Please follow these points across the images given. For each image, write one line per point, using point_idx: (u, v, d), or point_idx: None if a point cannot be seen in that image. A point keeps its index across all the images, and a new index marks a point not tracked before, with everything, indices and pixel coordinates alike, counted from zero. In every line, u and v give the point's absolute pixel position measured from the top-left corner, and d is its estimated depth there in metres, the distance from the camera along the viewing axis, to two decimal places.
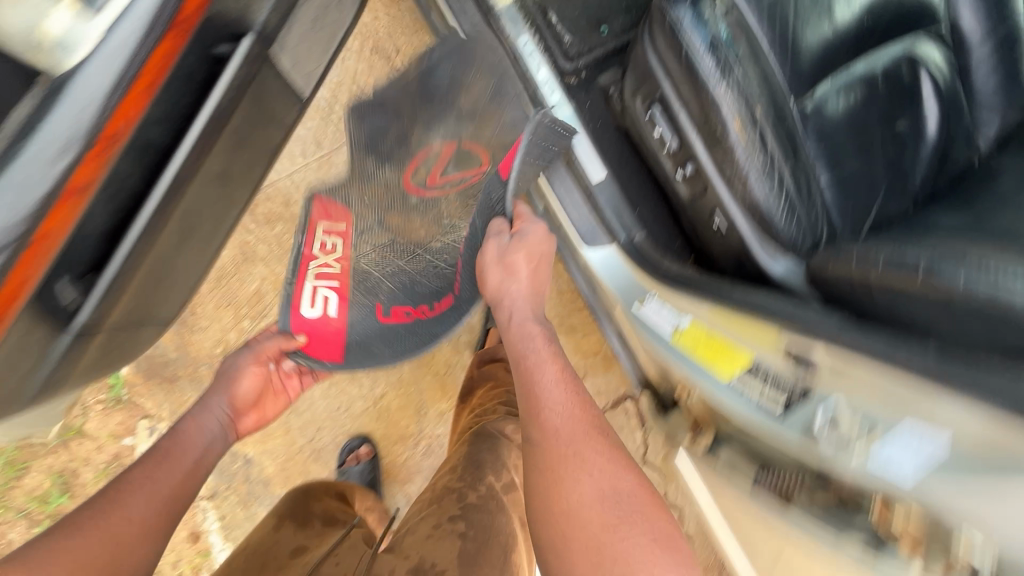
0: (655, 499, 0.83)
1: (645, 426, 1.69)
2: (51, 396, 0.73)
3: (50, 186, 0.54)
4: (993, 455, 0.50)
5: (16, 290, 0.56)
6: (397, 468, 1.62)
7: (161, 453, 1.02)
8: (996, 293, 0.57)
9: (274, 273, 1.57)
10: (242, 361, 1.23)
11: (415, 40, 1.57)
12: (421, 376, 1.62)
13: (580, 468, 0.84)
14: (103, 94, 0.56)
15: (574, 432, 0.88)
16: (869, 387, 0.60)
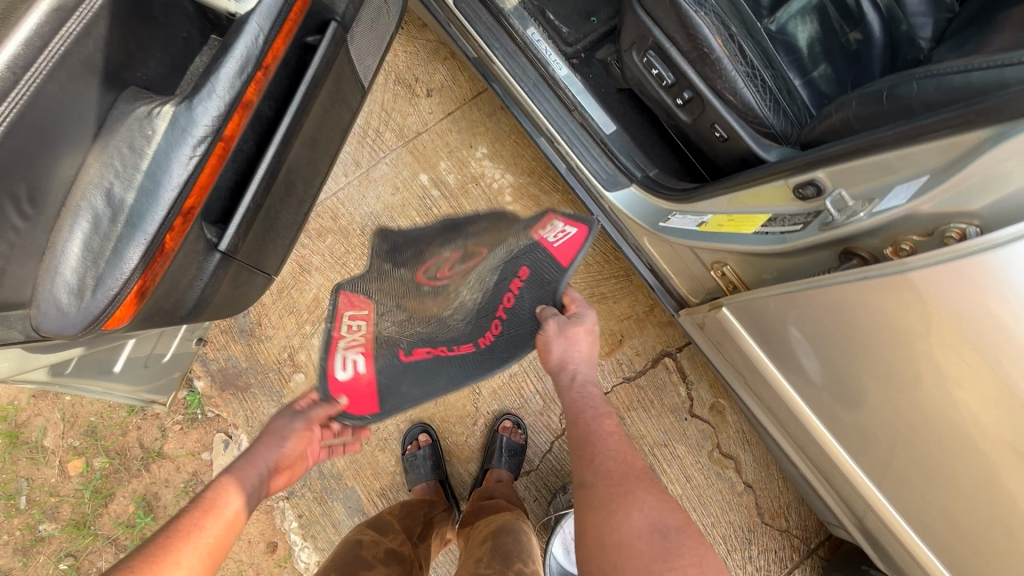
0: (701, 539, 0.89)
1: (687, 380, 1.79)
2: (195, 322, 0.88)
3: (227, 97, 0.65)
4: (952, 164, 0.72)
5: (203, 186, 0.67)
6: (460, 449, 1.72)
7: (218, 517, 0.88)
8: (937, 83, 0.75)
9: (330, 280, 1.73)
10: (297, 425, 1.08)
11: (432, 69, 1.83)
12: None
13: (632, 507, 0.90)
14: (267, 24, 0.68)
15: (628, 478, 0.95)
16: (856, 175, 0.81)
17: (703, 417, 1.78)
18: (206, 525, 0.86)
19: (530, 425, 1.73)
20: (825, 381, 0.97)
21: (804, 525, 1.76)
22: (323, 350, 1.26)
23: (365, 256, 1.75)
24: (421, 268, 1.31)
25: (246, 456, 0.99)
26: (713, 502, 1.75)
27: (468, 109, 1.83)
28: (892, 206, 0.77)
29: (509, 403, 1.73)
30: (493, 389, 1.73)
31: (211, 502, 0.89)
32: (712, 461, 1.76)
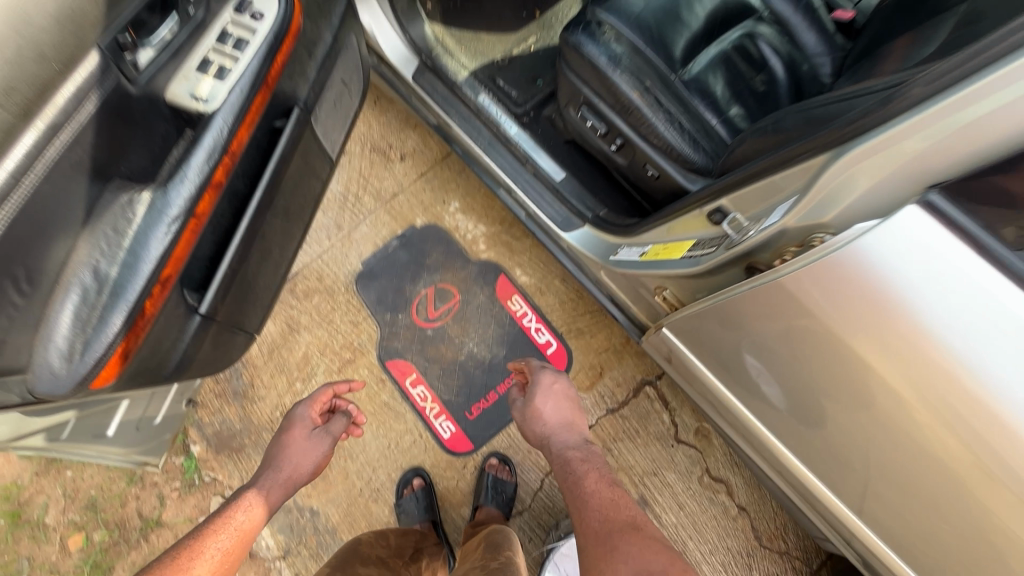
0: None
1: (669, 406, 1.83)
2: (181, 380, 0.97)
3: (194, 182, 0.77)
4: (807, 182, 0.83)
5: (177, 262, 0.78)
6: (452, 494, 1.74)
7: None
8: (811, 119, 0.88)
9: (318, 337, 1.82)
10: (296, 420, 1.25)
11: (403, 135, 2.00)
12: (457, 402, 1.80)
13: (624, 556, 0.85)
14: (228, 120, 0.80)
15: (619, 522, 0.93)
16: (746, 198, 0.94)
17: (689, 442, 1.81)
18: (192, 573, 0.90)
19: (519, 464, 1.76)
20: (779, 389, 1.04)
21: (803, 545, 1.74)
22: (409, 407, 1.78)
23: (350, 312, 1.85)
24: (415, 312, 1.86)
25: (264, 473, 1.15)
26: (708, 528, 1.74)
27: (440, 169, 1.98)
28: (770, 222, 0.87)
29: (497, 444, 1.78)
30: (480, 430, 1.78)
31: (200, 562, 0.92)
32: (703, 486, 1.77)
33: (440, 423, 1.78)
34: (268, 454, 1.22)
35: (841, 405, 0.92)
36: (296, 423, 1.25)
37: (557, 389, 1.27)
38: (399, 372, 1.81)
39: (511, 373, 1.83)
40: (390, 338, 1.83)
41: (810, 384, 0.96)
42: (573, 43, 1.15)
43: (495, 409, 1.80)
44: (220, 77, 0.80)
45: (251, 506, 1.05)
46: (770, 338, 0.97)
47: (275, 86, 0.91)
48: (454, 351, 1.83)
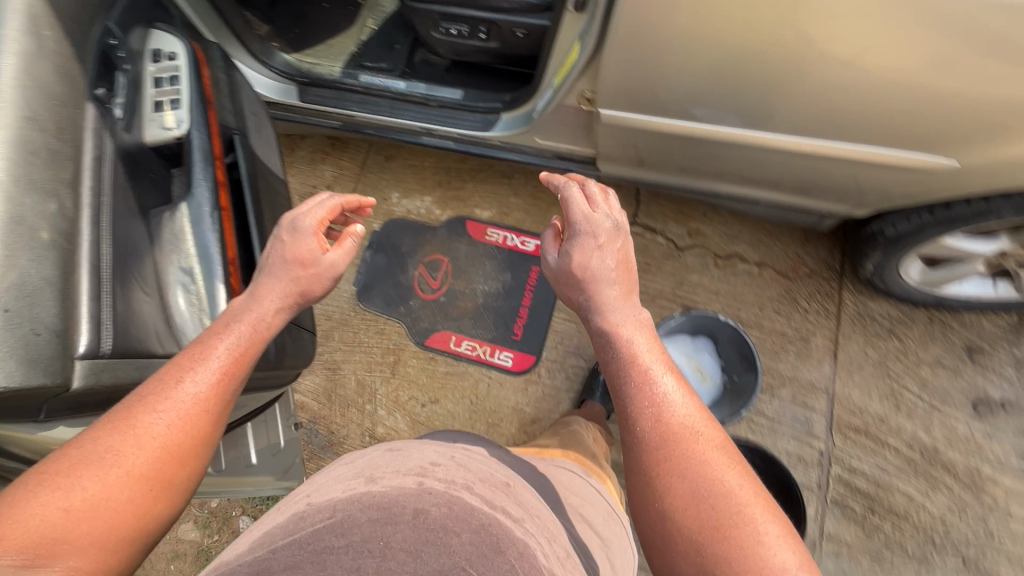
0: (731, 513, 0.77)
1: (657, 230, 2.06)
2: (286, 366, 1.18)
3: (205, 177, 1.11)
4: None
5: (229, 235, 1.11)
6: (545, 402, 1.89)
7: (237, 312, 1.00)
8: None
9: (360, 360, 1.95)
10: (302, 233, 1.06)
11: (320, 173, 2.18)
12: (500, 333, 1.95)
13: (686, 473, 0.81)
14: (200, 129, 1.13)
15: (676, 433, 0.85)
16: None
17: (691, 245, 2.03)
18: (233, 330, 0.96)
19: (579, 346, 1.93)
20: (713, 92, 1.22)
21: (821, 257, 1.98)
22: (466, 363, 1.93)
23: (372, 326, 1.99)
24: (420, 291, 2.01)
25: (262, 287, 1.03)
26: (747, 294, 1.97)
27: (366, 178, 2.16)
28: None
29: (553, 342, 1.94)
30: (533, 341, 1.94)
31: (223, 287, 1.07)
32: (722, 267, 2.00)
33: (499, 357, 1.93)
34: (270, 251, 1.07)
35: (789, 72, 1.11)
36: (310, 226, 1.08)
37: (608, 241, 1.00)
38: (441, 343, 1.95)
39: (526, 286, 2.01)
40: (416, 323, 1.98)
41: (762, 76, 1.14)
42: None
43: (534, 319, 1.96)
44: (176, 106, 1.13)
45: (285, 295, 1.03)
46: (690, 46, 1.13)
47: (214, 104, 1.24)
48: (472, 299, 2.00)
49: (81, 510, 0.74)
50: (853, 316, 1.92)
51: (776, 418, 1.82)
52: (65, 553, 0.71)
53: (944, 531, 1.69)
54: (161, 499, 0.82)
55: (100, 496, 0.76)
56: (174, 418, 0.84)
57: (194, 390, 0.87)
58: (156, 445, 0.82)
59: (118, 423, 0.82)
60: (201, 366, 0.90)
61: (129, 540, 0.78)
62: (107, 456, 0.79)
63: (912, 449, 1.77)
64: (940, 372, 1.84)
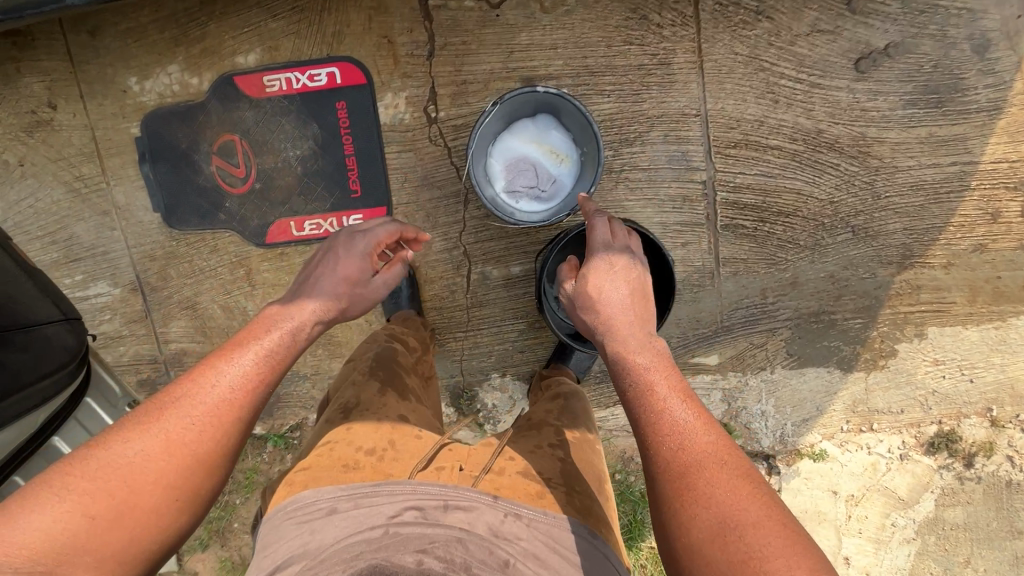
0: (785, 533, 0.77)
1: None
2: None
3: None
4: None
5: None
6: (417, 248, 1.72)
7: (283, 317, 1.10)
8: None
9: (212, 287, 1.75)
10: (362, 241, 1.26)
11: (26, 88, 1.65)
12: (338, 197, 1.69)
13: (716, 499, 0.81)
14: None
15: (697, 450, 0.86)
16: None
17: None
18: (274, 333, 1.06)
19: (427, 176, 1.68)
20: None
21: None
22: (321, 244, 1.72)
23: (202, 247, 1.72)
24: (229, 188, 1.69)
25: (314, 291, 1.17)
26: (588, 34, 1.60)
27: (85, 71, 1.64)
28: None
29: (399, 183, 1.69)
30: (377, 190, 1.69)
31: None
32: (551, 10, 1.60)
33: (349, 222, 1.70)
34: (329, 261, 1.22)
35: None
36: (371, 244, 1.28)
37: (623, 267, 1.10)
38: (282, 233, 1.71)
39: (341, 131, 1.66)
40: (245, 224, 1.71)
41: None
42: None
43: (367, 166, 1.68)
44: None
45: (334, 291, 1.18)
46: None
47: None
48: (291, 172, 1.69)
49: (104, 495, 0.84)
50: (714, 10, 1.58)
51: (652, 167, 1.65)
52: (71, 564, 0.79)
53: (833, 211, 1.66)
54: (168, 517, 0.88)
55: (121, 503, 0.84)
56: (202, 412, 0.92)
57: (230, 388, 0.96)
58: (188, 440, 0.90)
59: (151, 420, 0.90)
60: (234, 363, 0.99)
61: (149, 525, 0.86)
62: (142, 452, 0.87)
63: (795, 140, 1.63)
64: (818, 40, 1.58)
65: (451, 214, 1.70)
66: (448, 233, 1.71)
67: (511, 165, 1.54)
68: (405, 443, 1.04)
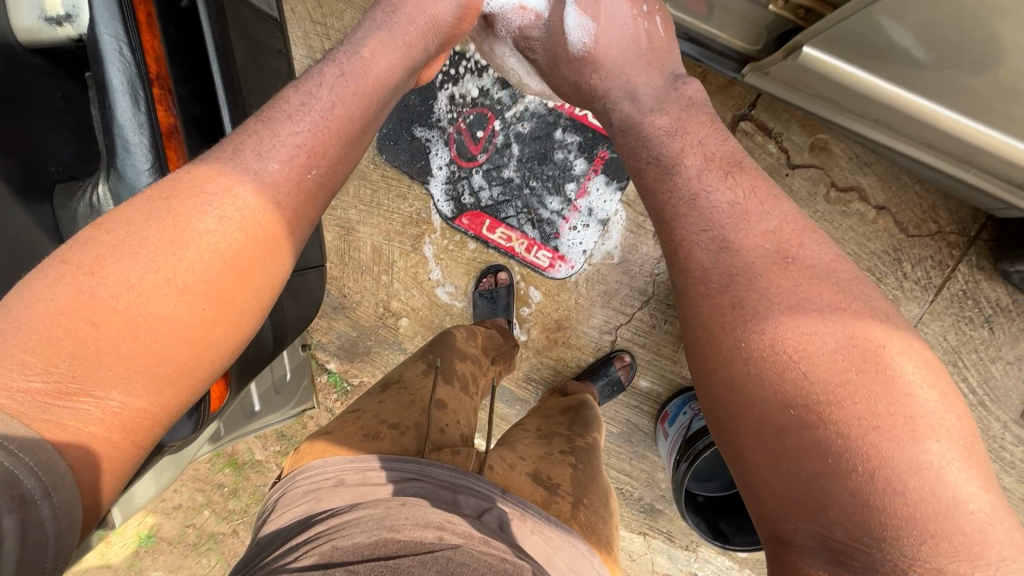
0: (854, 377, 0.71)
1: (773, 134, 1.57)
2: None
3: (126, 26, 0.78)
4: None
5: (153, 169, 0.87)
6: (575, 313, 1.72)
7: (295, 100, 0.89)
8: None
9: (377, 225, 1.69)
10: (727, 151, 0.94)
11: None
12: (542, 225, 1.67)
13: (763, 335, 0.76)
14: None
15: (807, 406, 0.71)
16: None
17: (806, 163, 1.58)
18: (322, 84, 0.92)
19: (630, 260, 1.67)
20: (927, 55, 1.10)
21: (957, 216, 1.58)
22: (502, 256, 1.70)
23: (394, 186, 1.67)
24: (456, 157, 1.64)
25: (399, 10, 1.05)
26: (845, 241, 1.62)
27: None
28: None
29: (601, 251, 1.67)
30: (581, 244, 1.67)
31: (199, 183, 0.79)
32: (832, 203, 1.60)
33: (535, 254, 1.69)
34: None
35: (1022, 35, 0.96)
36: (557, 48, 1.24)
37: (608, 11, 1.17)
38: (473, 225, 1.68)
39: (587, 175, 1.63)
40: (449, 194, 1.66)
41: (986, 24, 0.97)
42: None
43: (585, 216, 1.66)
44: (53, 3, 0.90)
45: (670, 126, 0.99)
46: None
47: None
48: (518, 179, 1.64)
49: (150, 347, 0.71)
50: (955, 295, 1.62)
51: None
52: (106, 380, 0.69)
53: None
54: (186, 340, 0.74)
55: (138, 310, 0.71)
56: (161, 270, 0.73)
57: (216, 228, 0.76)
58: (182, 283, 0.73)
59: (170, 210, 0.76)
60: (283, 133, 0.85)
61: (177, 366, 0.73)
62: (113, 319, 0.70)
63: None
64: (1013, 370, 1.65)
65: (625, 304, 1.70)
66: (611, 317, 1.71)
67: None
68: (172, 343, 0.73)
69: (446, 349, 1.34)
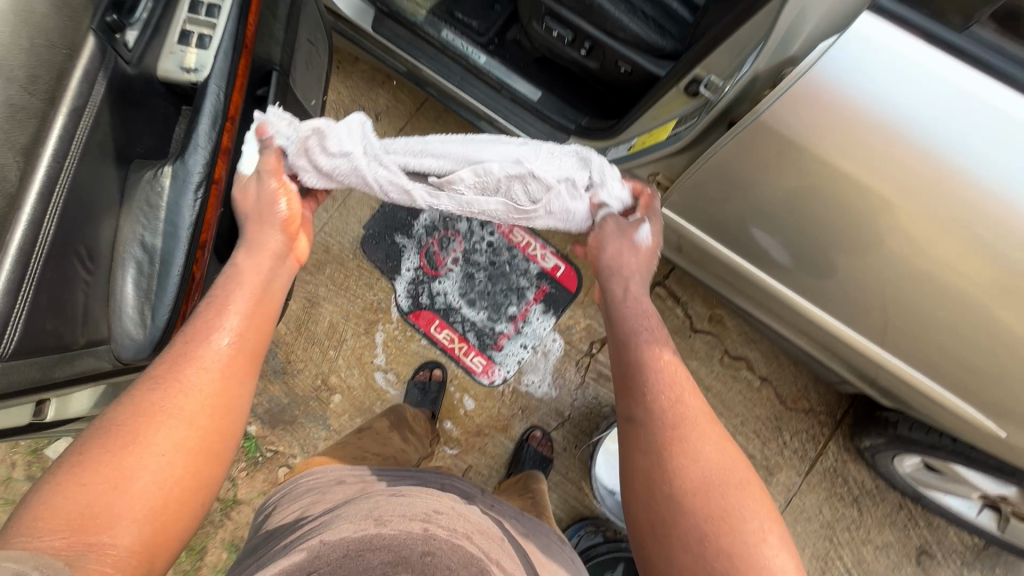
0: (704, 440, 1.01)
1: (681, 301, 1.94)
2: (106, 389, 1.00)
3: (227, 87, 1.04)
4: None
5: None
6: (496, 421, 1.86)
7: (219, 295, 0.98)
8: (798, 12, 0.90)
9: (340, 305, 1.91)
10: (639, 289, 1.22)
11: (373, 95, 1.98)
12: (483, 335, 1.91)
13: (645, 411, 1.05)
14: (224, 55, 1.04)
15: (674, 455, 0.99)
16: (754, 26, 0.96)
17: (705, 330, 1.92)
18: (239, 286, 1.00)
19: (552, 381, 1.89)
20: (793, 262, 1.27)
21: (826, 399, 1.88)
22: (443, 355, 1.90)
23: (365, 276, 1.93)
24: (424, 264, 1.95)
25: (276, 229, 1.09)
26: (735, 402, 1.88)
27: (416, 120, 1.97)
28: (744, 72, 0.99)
29: (529, 367, 1.89)
30: (514, 358, 1.90)
31: (165, 370, 0.87)
32: (725, 367, 1.90)
33: (471, 358, 1.90)
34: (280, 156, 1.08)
35: (860, 253, 1.11)
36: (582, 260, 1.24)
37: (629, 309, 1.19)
38: (424, 322, 1.91)
39: (529, 301, 1.93)
40: (409, 292, 1.92)
41: (832, 239, 1.13)
42: None
43: (521, 334, 1.91)
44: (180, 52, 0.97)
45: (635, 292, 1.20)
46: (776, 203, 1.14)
47: (254, 51, 1.00)
48: (471, 293, 1.93)
49: (145, 515, 0.77)
50: (827, 470, 1.83)
51: None
52: (108, 529, 0.73)
53: None
54: (175, 486, 0.80)
55: (134, 484, 0.77)
56: (136, 446, 0.80)
57: (176, 401, 0.85)
58: (151, 448, 0.80)
59: (133, 402, 0.83)
60: (214, 320, 0.94)
61: (175, 511, 0.80)
62: (94, 493, 0.74)
63: None
64: (881, 556, 1.79)
65: (542, 421, 1.86)
66: (528, 431, 1.85)
67: (401, 180, 1.10)
68: (165, 493, 0.79)
69: (402, 417, 1.61)
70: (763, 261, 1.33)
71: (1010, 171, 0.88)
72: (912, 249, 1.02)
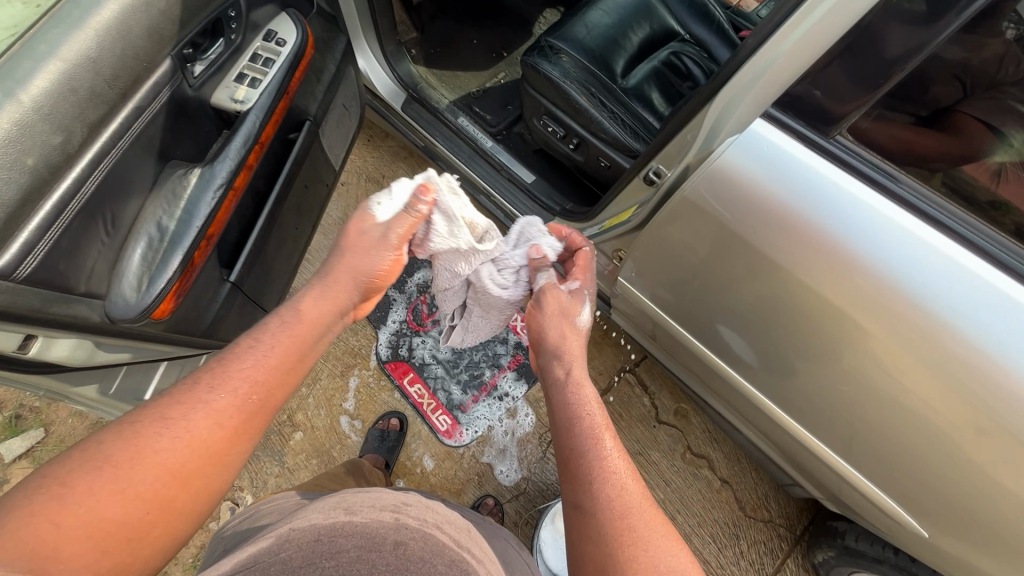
0: (648, 521, 0.86)
1: (649, 391, 2.00)
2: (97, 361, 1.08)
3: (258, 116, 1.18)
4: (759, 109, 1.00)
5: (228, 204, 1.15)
6: (451, 484, 1.84)
7: (246, 344, 0.97)
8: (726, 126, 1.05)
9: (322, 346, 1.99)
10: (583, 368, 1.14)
11: (393, 166, 2.24)
12: (453, 396, 1.95)
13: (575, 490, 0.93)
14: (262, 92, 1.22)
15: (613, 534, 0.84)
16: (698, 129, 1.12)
17: (670, 423, 1.95)
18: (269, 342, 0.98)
19: (514, 452, 1.89)
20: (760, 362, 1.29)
21: (786, 512, 1.85)
22: (411, 410, 1.93)
23: (352, 322, 2.03)
24: (409, 319, 2.05)
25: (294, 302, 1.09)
26: (694, 502, 1.85)
27: None
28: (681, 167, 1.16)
29: (493, 434, 1.90)
30: (480, 422, 1.92)
31: (178, 407, 0.85)
32: (686, 463, 1.90)
33: (437, 417, 1.92)
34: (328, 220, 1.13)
35: (818, 360, 1.13)
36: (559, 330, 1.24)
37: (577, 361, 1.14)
38: (398, 375, 1.97)
39: (502, 369, 2.00)
40: (390, 343, 2.01)
41: (793, 343, 1.16)
42: (543, 72, 1.42)
43: (490, 401, 1.95)
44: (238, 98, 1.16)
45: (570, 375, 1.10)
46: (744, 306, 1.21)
47: (292, 95, 1.25)
48: (449, 354, 2.01)
49: (111, 541, 0.73)
50: None
51: None
52: (69, 553, 0.69)
53: None
54: (147, 524, 0.77)
55: (105, 507, 0.74)
56: (131, 473, 0.77)
57: (175, 445, 0.82)
58: (136, 488, 0.77)
59: (137, 428, 0.81)
60: (236, 370, 0.92)
61: (138, 545, 0.75)
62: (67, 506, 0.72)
63: None
64: None
65: (497, 491, 1.83)
66: (481, 500, 1.82)
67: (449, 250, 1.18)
68: (131, 530, 0.75)
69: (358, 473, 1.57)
70: (729, 357, 1.37)
71: (929, 273, 0.93)
72: (888, 374, 1.03)
